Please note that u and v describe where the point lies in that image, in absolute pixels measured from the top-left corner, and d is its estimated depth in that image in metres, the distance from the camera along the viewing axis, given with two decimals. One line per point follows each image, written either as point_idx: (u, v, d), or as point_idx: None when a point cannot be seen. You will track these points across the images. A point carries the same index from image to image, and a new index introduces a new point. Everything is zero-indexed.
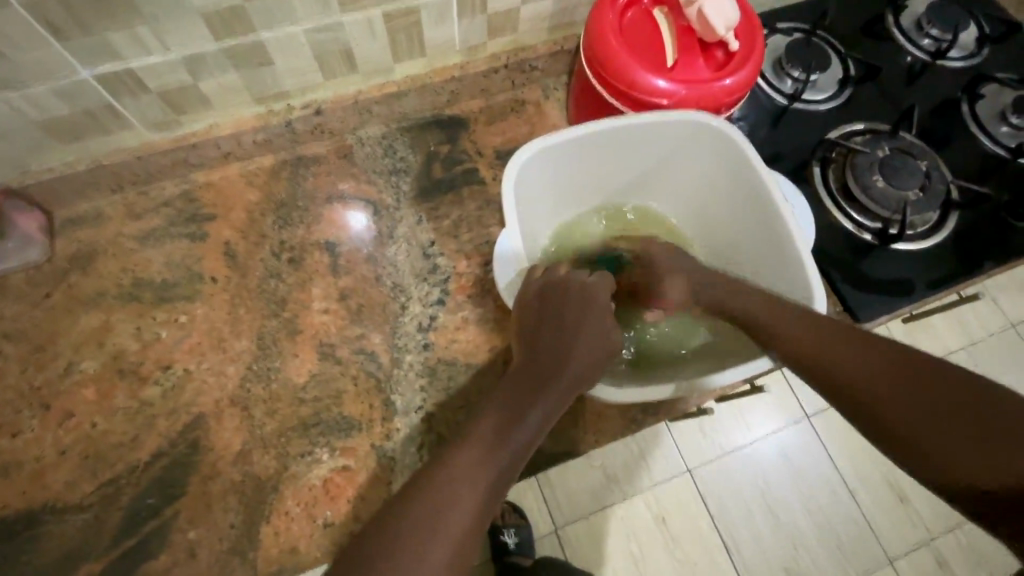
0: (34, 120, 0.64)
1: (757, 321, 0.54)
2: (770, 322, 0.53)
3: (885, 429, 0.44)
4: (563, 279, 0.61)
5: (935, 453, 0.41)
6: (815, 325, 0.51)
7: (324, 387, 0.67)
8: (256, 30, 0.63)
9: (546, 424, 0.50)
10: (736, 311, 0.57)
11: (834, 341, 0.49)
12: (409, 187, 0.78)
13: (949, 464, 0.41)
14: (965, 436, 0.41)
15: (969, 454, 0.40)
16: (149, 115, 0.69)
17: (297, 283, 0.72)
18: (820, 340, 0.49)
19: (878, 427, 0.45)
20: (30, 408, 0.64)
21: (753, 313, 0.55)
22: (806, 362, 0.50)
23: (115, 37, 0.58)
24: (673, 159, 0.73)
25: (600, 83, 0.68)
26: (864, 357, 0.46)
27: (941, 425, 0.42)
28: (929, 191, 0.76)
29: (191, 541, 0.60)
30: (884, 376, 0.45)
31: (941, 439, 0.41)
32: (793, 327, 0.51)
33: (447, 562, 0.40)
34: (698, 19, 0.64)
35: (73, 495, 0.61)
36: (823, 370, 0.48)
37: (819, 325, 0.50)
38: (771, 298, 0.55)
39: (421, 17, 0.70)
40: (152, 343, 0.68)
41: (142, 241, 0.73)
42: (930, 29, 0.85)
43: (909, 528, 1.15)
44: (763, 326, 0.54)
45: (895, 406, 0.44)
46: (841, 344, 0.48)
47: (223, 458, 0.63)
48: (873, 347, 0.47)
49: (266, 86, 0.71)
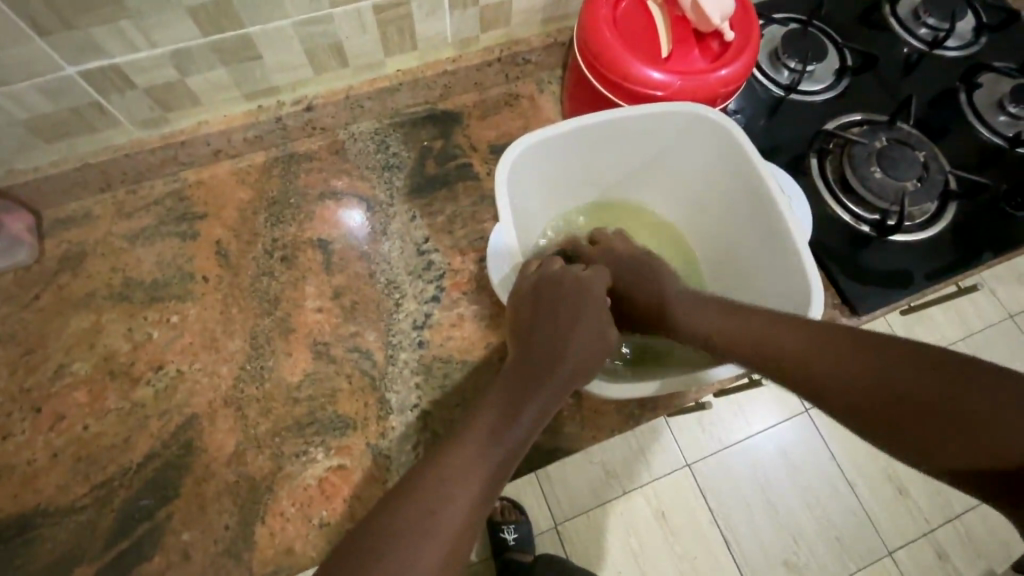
0: (18, 118, 0.63)
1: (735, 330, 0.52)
2: (732, 333, 0.52)
3: (868, 424, 0.42)
4: (559, 275, 0.60)
5: (920, 443, 0.39)
6: (776, 329, 0.49)
7: (318, 386, 0.66)
8: (244, 24, 0.62)
9: (541, 421, 0.50)
10: (696, 328, 0.56)
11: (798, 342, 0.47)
12: (402, 183, 0.77)
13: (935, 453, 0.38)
14: (945, 421, 0.38)
15: (949, 438, 0.37)
16: (136, 113, 0.68)
17: (290, 281, 0.71)
18: (782, 343, 0.48)
19: (862, 424, 0.42)
20: (20, 410, 0.64)
21: (715, 325, 0.54)
22: (775, 368, 0.48)
23: (98, 31, 0.56)
24: (671, 152, 0.72)
25: (594, 76, 0.67)
26: (830, 355, 0.45)
27: (918, 413, 0.39)
28: (927, 181, 0.75)
29: (185, 543, 0.60)
30: (853, 373, 0.43)
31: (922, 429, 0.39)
32: (758, 335, 0.50)
33: (440, 560, 0.39)
34: (693, 10, 0.63)
35: (64, 498, 0.61)
36: (792, 373, 0.47)
37: (779, 329, 0.49)
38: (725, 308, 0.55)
39: (412, 10, 0.69)
40: (144, 344, 0.68)
41: (133, 240, 0.72)
42: (927, 19, 0.85)
43: (908, 519, 1.15)
44: (726, 338, 0.53)
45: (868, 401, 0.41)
46: (802, 344, 0.47)
47: (217, 459, 0.63)
48: (838, 341, 0.45)
49: (256, 81, 0.71)
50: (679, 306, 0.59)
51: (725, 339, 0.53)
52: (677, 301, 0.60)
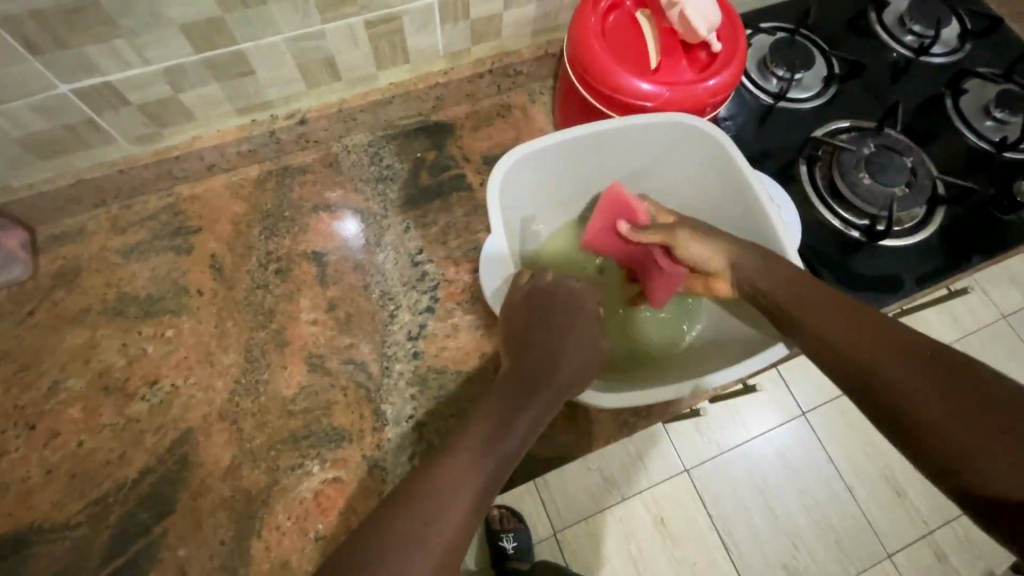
0: (12, 136, 0.63)
1: (784, 300, 0.55)
2: (795, 305, 0.53)
3: (899, 422, 0.44)
4: (552, 285, 0.61)
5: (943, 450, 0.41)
6: (843, 313, 0.51)
7: (314, 399, 0.66)
8: (237, 41, 0.62)
9: (533, 430, 0.50)
10: (763, 290, 0.56)
11: (854, 331, 0.49)
12: (396, 195, 0.78)
13: (949, 455, 0.41)
14: (976, 437, 0.40)
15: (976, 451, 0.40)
16: (130, 128, 0.68)
17: (284, 294, 0.71)
18: (842, 322, 0.50)
19: (893, 421, 0.45)
20: (14, 427, 0.64)
21: (781, 295, 0.55)
22: (826, 348, 0.50)
23: (92, 50, 0.57)
24: (663, 162, 0.72)
25: (585, 88, 0.68)
26: (894, 353, 0.46)
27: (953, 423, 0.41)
28: (915, 187, 0.76)
29: (181, 558, 0.59)
30: (901, 369, 0.45)
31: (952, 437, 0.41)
32: (818, 311, 0.52)
33: (432, 569, 0.40)
34: (680, 22, 0.64)
35: (60, 515, 0.61)
36: (846, 359, 0.48)
37: (841, 311, 0.51)
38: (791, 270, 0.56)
39: (404, 24, 0.69)
40: (139, 359, 0.68)
41: (127, 255, 0.72)
42: (913, 26, 0.86)
43: (907, 522, 1.15)
44: (785, 311, 0.54)
45: (916, 406, 0.43)
46: (868, 333, 0.48)
47: (213, 472, 0.63)
48: (894, 339, 0.47)
49: (249, 97, 0.71)
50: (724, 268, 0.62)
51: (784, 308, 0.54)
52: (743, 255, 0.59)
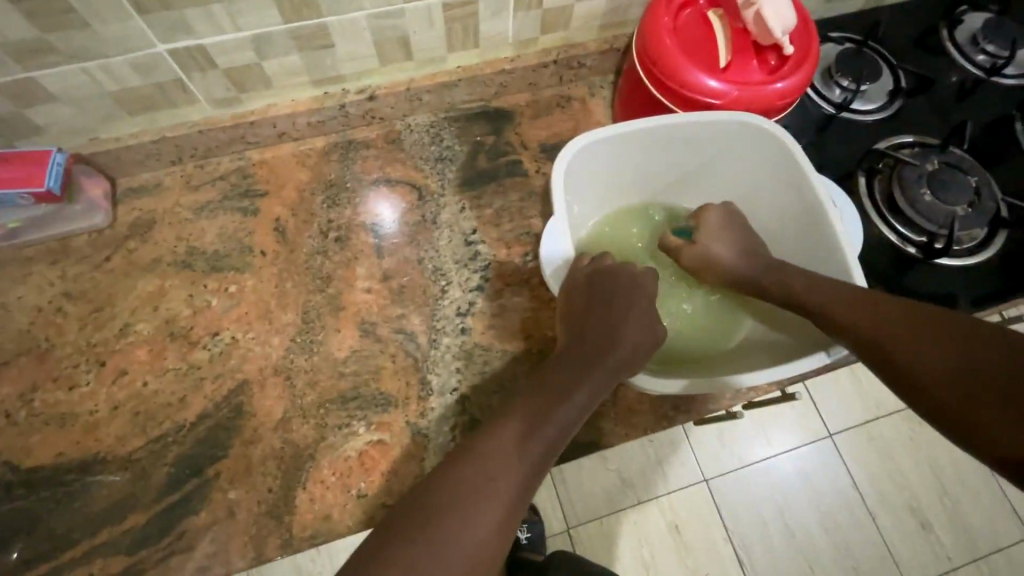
0: (108, 90, 0.67)
1: (811, 300, 0.56)
2: (821, 303, 0.54)
3: (927, 401, 0.44)
4: (613, 269, 0.62)
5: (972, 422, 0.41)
6: (866, 304, 0.51)
7: (363, 363, 0.69)
8: (322, 13, 0.65)
9: (592, 402, 0.52)
10: (792, 290, 0.58)
11: (879, 318, 0.50)
12: (453, 175, 0.80)
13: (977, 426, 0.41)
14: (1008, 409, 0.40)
15: (1002, 419, 0.40)
16: (213, 92, 0.72)
17: (342, 261, 0.74)
18: (869, 312, 0.51)
19: (922, 400, 0.45)
20: (85, 363, 0.68)
21: (810, 298, 0.56)
22: (853, 340, 0.51)
23: (191, 14, 0.60)
24: (726, 160, 0.72)
25: (652, 83, 0.68)
26: (917, 335, 0.46)
27: (982, 398, 0.41)
28: (978, 208, 0.74)
29: (231, 501, 0.62)
30: (925, 350, 0.45)
31: (980, 410, 0.41)
32: (844, 304, 0.53)
33: (498, 519, 0.43)
34: (755, 22, 0.64)
35: (123, 449, 0.65)
36: (871, 348, 0.49)
37: (866, 303, 0.51)
38: (813, 278, 0.57)
39: (479, 9, 0.71)
40: (203, 310, 0.71)
41: (198, 212, 0.76)
42: (986, 45, 0.84)
43: (930, 555, 1.13)
44: (814, 311, 0.55)
45: (943, 382, 0.43)
46: (893, 319, 0.49)
47: (266, 423, 0.66)
48: (917, 321, 0.47)
49: (324, 70, 0.74)
50: (762, 270, 0.63)
51: (809, 306, 0.56)
52: (778, 274, 0.61)
